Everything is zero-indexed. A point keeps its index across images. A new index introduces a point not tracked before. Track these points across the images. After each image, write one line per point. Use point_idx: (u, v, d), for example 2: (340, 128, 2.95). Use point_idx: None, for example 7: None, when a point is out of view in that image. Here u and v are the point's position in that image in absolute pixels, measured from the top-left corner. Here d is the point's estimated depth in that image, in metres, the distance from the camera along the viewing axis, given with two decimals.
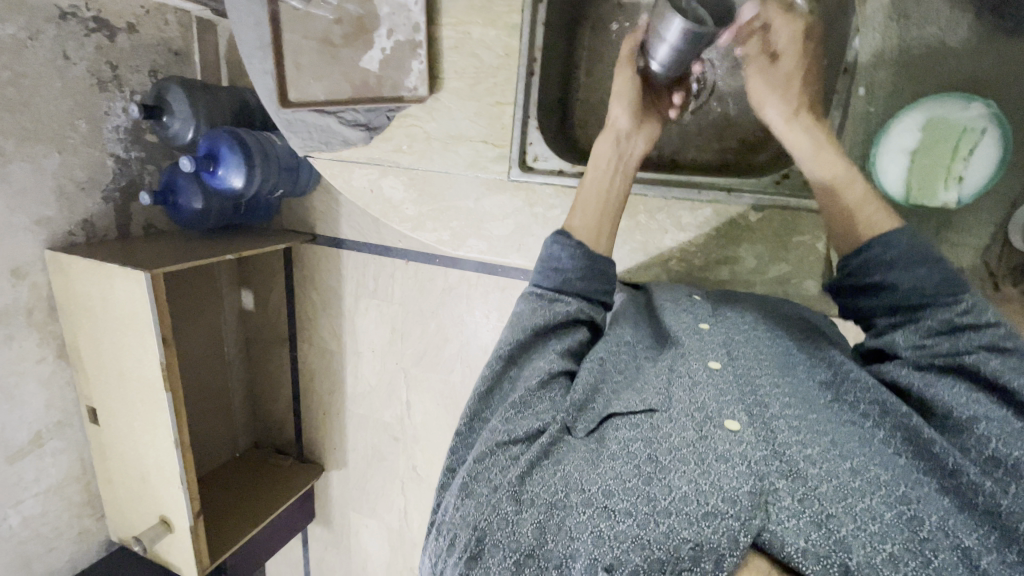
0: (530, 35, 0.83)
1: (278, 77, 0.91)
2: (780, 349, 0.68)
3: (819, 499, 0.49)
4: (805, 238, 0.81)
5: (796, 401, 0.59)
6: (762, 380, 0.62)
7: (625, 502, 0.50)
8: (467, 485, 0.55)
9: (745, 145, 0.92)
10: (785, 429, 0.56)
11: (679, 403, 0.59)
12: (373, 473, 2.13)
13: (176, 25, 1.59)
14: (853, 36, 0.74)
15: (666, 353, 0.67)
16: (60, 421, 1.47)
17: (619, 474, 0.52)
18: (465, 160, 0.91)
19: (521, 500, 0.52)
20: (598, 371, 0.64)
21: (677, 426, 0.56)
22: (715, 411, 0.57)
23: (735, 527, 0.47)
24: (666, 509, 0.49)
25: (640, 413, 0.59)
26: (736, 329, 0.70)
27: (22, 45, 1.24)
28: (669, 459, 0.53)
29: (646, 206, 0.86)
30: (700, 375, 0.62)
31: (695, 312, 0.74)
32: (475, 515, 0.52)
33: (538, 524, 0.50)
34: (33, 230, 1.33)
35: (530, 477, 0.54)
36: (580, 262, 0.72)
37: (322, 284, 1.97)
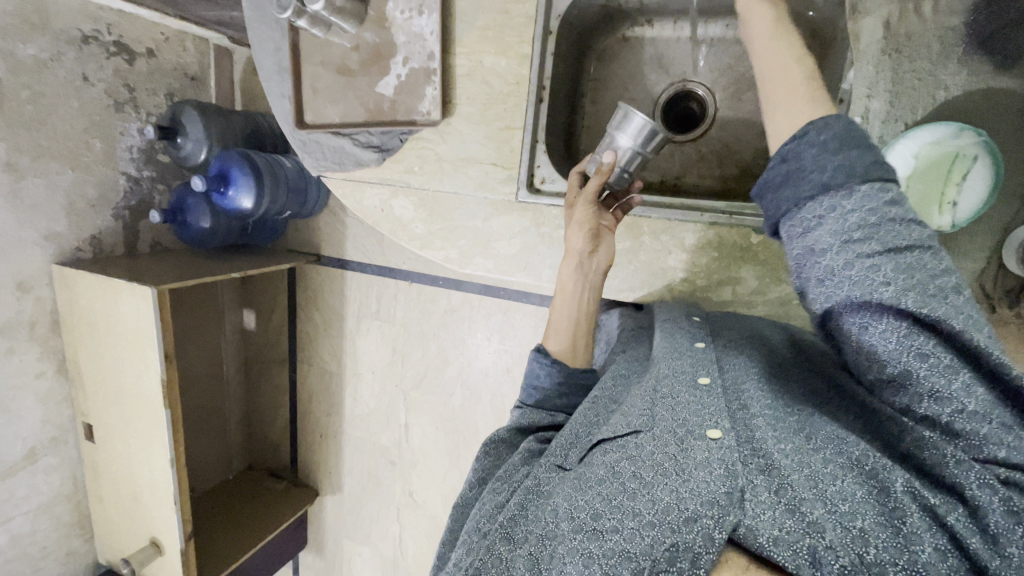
0: (540, 65, 0.86)
1: (294, 101, 0.98)
2: (768, 356, 0.71)
3: (794, 488, 0.50)
4: None
5: (775, 406, 0.61)
6: (749, 390, 0.64)
7: (612, 520, 0.51)
8: (465, 539, 0.58)
9: (745, 171, 0.93)
10: (763, 433, 0.57)
11: (661, 420, 0.61)
12: (369, 498, 2.10)
13: (194, 52, 1.66)
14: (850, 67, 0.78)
15: (651, 373, 0.69)
16: (54, 437, 1.46)
17: (605, 496, 0.54)
18: (473, 181, 0.93)
19: (514, 539, 0.54)
20: (591, 411, 0.68)
21: (657, 442, 0.58)
22: (696, 423, 0.59)
23: (712, 526, 0.48)
24: (648, 522, 0.50)
25: (625, 436, 0.60)
26: (733, 351, 0.73)
27: (44, 66, 1.28)
28: (652, 474, 0.54)
29: (649, 227, 0.87)
30: (684, 392, 0.64)
31: (693, 331, 0.77)
32: (470, 560, 0.53)
33: (530, 556, 0.52)
34: (42, 244, 1.35)
35: (520, 517, 0.56)
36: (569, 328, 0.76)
37: (325, 305, 1.98)
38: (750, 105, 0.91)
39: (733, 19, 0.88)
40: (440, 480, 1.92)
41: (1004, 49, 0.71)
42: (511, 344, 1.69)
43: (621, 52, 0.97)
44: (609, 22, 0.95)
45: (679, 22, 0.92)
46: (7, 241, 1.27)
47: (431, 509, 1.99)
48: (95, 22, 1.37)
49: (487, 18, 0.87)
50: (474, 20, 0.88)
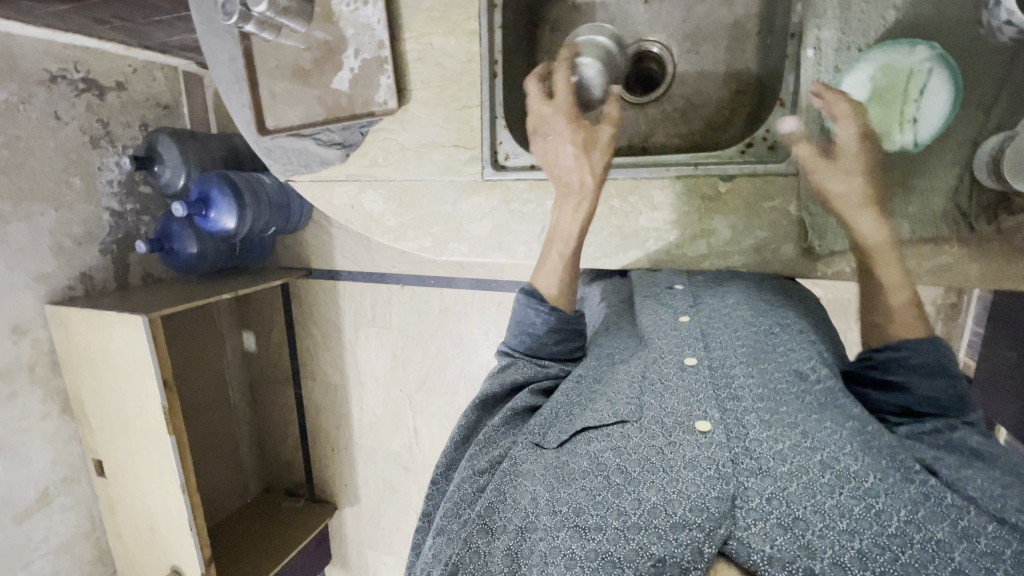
0: (489, 38, 0.84)
1: (254, 107, 0.99)
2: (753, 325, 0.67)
3: (788, 501, 0.48)
4: (776, 203, 0.73)
5: (770, 391, 0.58)
6: (739, 371, 0.61)
7: (595, 517, 0.50)
8: (441, 524, 0.57)
9: (712, 125, 0.91)
10: (754, 429, 0.55)
11: (649, 411, 0.59)
12: (387, 506, 2.10)
13: (164, 80, 1.67)
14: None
15: (641, 358, 0.67)
16: (66, 477, 1.46)
17: (588, 491, 0.52)
18: (439, 165, 0.92)
19: (492, 530, 0.53)
20: (572, 392, 0.67)
21: (645, 436, 0.56)
22: (685, 415, 0.57)
23: (701, 539, 0.47)
24: (633, 525, 0.49)
25: (612, 425, 0.59)
26: (719, 317, 0.69)
27: (16, 109, 1.29)
28: (638, 470, 0.53)
29: (618, 189, 0.80)
30: (671, 378, 0.62)
31: (675, 304, 0.73)
32: (448, 551, 0.53)
33: (509, 550, 0.50)
34: (33, 286, 1.36)
35: (498, 502, 0.55)
36: (551, 322, 0.73)
37: (321, 318, 1.98)
38: (708, 57, 0.89)
39: None
40: None
41: None
42: None
43: (574, 20, 0.95)
44: None
45: None
46: None
47: None
48: (62, 61, 1.38)
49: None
50: (420, 4, 0.86)
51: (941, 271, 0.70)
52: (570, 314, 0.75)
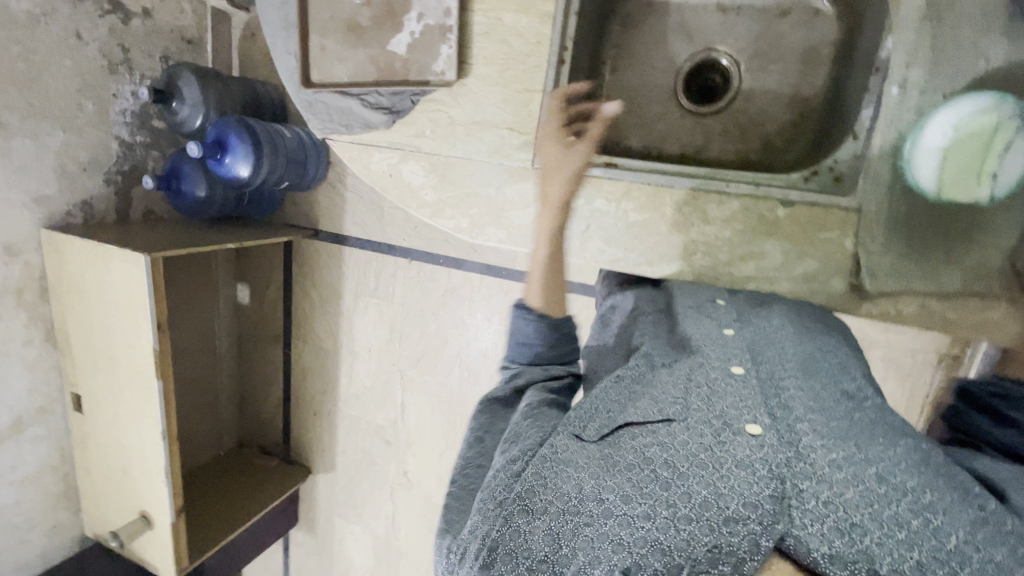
0: (563, 25, 0.81)
1: (301, 58, 0.96)
2: (810, 348, 0.66)
3: (845, 507, 0.47)
4: (834, 235, 0.72)
5: (821, 405, 0.57)
6: (788, 383, 0.60)
7: (643, 506, 0.49)
8: (479, 502, 0.56)
9: (770, 146, 0.89)
10: (807, 437, 0.54)
11: (696, 410, 0.57)
12: (362, 477, 2.09)
13: (192, 14, 1.61)
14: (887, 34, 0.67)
15: (687, 361, 0.64)
16: (42, 408, 1.42)
17: (634, 483, 0.51)
18: (488, 146, 0.89)
19: (532, 510, 0.52)
20: (614, 391, 0.64)
21: (693, 431, 0.55)
22: (735, 416, 0.56)
23: (757, 531, 0.46)
24: (684, 516, 0.48)
25: (657, 422, 0.57)
26: (763, 335, 0.68)
27: (36, 22, 1.23)
28: (686, 465, 0.52)
29: (671, 198, 0.79)
30: (718, 383, 0.60)
31: (719, 317, 0.71)
32: (486, 525, 0.53)
33: (551, 531, 0.50)
34: (31, 208, 1.31)
35: (538, 485, 0.53)
36: (543, 330, 0.76)
37: (322, 281, 1.94)
38: (776, 77, 0.88)
39: None
40: (434, 460, 1.91)
41: None
42: None
43: (644, 18, 0.93)
44: None
45: None
46: None
47: (425, 489, 1.99)
48: None
49: None
50: None
51: (982, 327, 0.71)
52: (558, 317, 0.77)
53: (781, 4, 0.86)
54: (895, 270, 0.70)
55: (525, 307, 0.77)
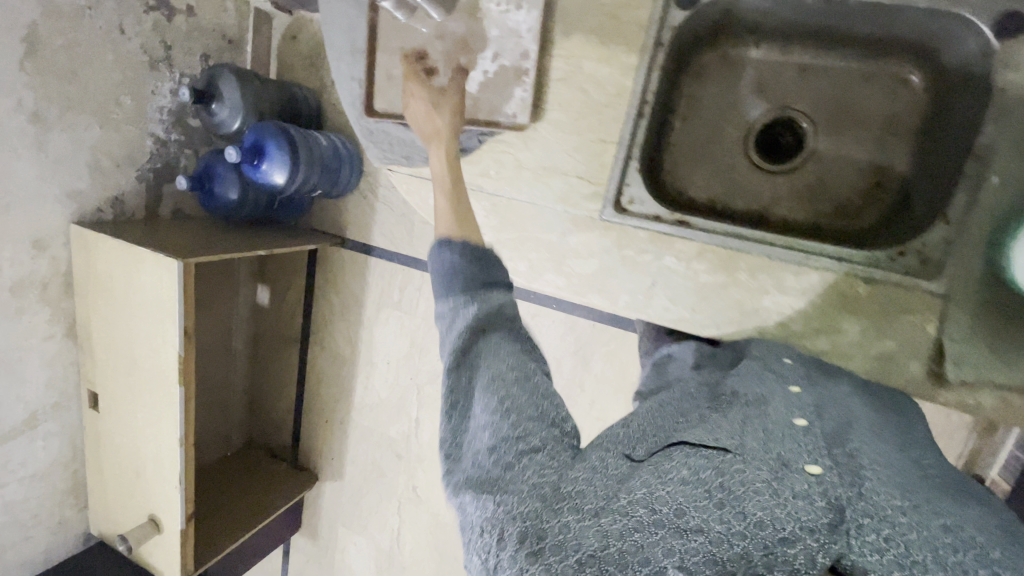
0: (646, 79, 0.78)
1: (365, 85, 0.94)
2: (874, 421, 0.62)
3: (910, 546, 0.44)
4: (916, 317, 0.71)
5: (881, 458, 0.54)
6: (855, 438, 0.56)
7: (696, 518, 0.45)
8: (501, 482, 0.50)
9: (842, 211, 0.87)
10: (869, 479, 0.50)
11: (753, 436, 0.52)
12: (369, 488, 2.07)
13: (234, 14, 1.60)
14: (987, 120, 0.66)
15: (742, 401, 0.60)
16: (57, 403, 1.39)
17: (687, 496, 0.47)
18: (555, 193, 0.87)
19: (582, 510, 0.47)
20: (658, 416, 0.60)
21: (752, 455, 0.50)
22: (795, 454, 0.51)
23: (815, 548, 0.43)
24: (739, 532, 0.44)
25: (713, 448, 0.52)
26: (834, 398, 0.64)
27: (82, 15, 1.21)
28: (741, 486, 0.47)
29: (747, 264, 0.77)
30: (776, 422, 0.56)
31: (787, 375, 0.66)
32: (519, 509, 0.48)
33: (600, 529, 0.46)
34: (62, 202, 1.28)
35: (586, 484, 0.49)
36: (461, 253, 0.67)
37: (344, 289, 1.92)
38: (853, 142, 0.86)
39: (852, 50, 0.83)
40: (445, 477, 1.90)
41: None
42: None
43: (719, 70, 0.90)
44: (713, 37, 0.88)
45: (789, 49, 0.87)
46: (25, 194, 1.21)
47: (433, 506, 1.97)
48: None
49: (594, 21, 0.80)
50: (579, 23, 0.81)
51: None
52: (477, 247, 0.67)
53: (865, 69, 0.84)
54: (982, 363, 0.68)
55: (447, 243, 0.68)
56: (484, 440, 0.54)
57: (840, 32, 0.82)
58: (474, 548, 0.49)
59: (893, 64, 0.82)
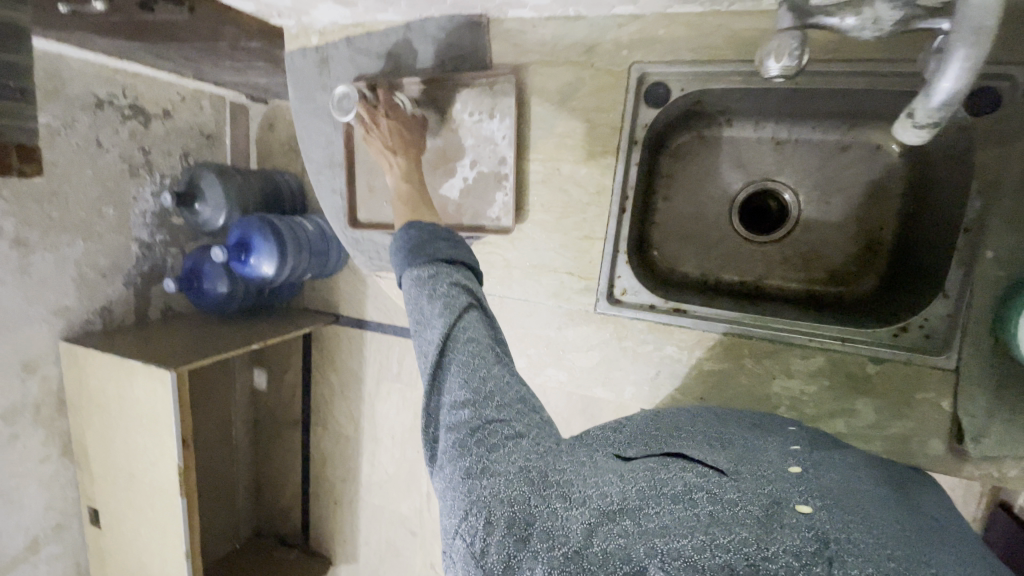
0: (624, 174, 0.79)
1: (347, 198, 0.95)
2: (869, 475, 0.60)
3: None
4: (930, 394, 0.69)
5: (877, 505, 0.51)
6: (844, 487, 0.54)
7: (681, 525, 0.42)
8: (488, 467, 0.49)
9: (835, 279, 0.87)
10: (863, 521, 0.46)
11: (750, 471, 0.52)
12: (386, 569, 2.01)
13: (210, 110, 1.62)
14: (975, 197, 0.65)
15: (745, 444, 0.61)
16: (58, 524, 1.35)
17: (675, 507, 0.44)
18: (546, 289, 0.87)
19: (571, 499, 0.46)
20: (662, 442, 0.60)
21: (750, 484, 0.49)
22: (787, 486, 0.49)
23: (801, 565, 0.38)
24: (723, 543, 0.40)
25: (710, 468, 0.52)
26: (844, 455, 0.63)
27: (56, 135, 1.22)
28: (732, 507, 0.45)
29: (751, 350, 0.76)
30: (775, 462, 0.56)
31: (789, 436, 0.65)
32: (504, 493, 0.47)
33: (586, 524, 0.43)
34: (50, 320, 1.26)
35: (576, 482, 0.48)
36: (422, 233, 0.70)
37: (342, 366, 1.89)
38: (839, 208, 0.86)
39: (825, 122, 0.83)
40: None
41: None
42: None
43: (696, 149, 0.91)
44: (687, 120, 0.89)
45: (762, 123, 0.87)
46: (12, 320, 1.19)
47: None
48: (111, 86, 1.32)
49: (566, 125, 0.80)
50: (551, 127, 0.81)
51: None
52: (442, 228, 0.71)
53: (841, 139, 0.83)
54: (1002, 441, 0.65)
55: (411, 227, 0.72)
56: (463, 419, 0.54)
57: (809, 109, 0.82)
58: (458, 531, 0.47)
59: (867, 132, 0.82)
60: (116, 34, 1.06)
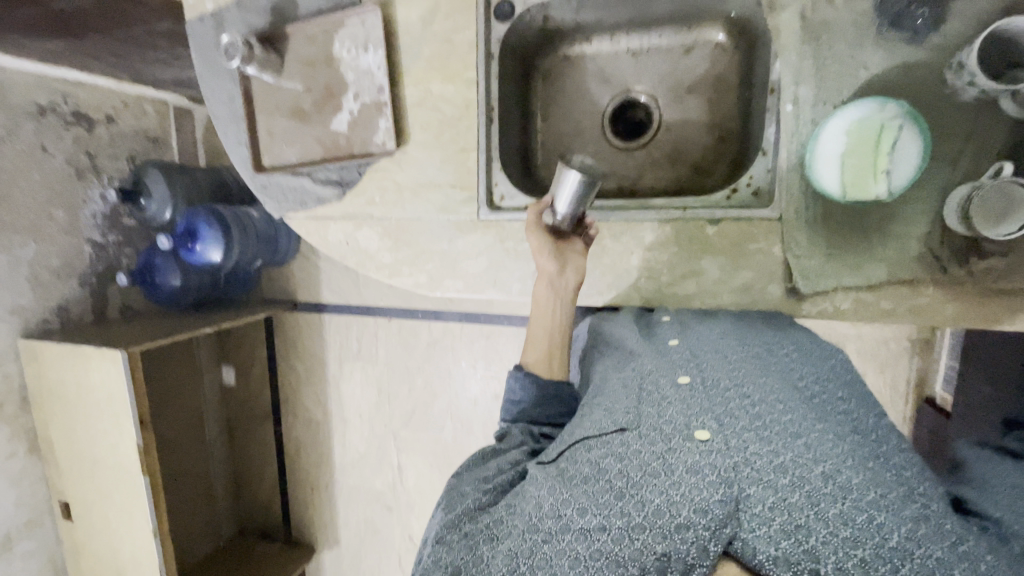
0: (486, 87, 0.88)
1: (251, 147, 1.02)
2: (750, 352, 0.65)
3: (789, 509, 0.43)
4: (761, 244, 0.77)
5: (769, 400, 0.55)
6: (731, 391, 0.57)
7: (596, 518, 0.47)
8: (438, 534, 0.54)
9: (697, 170, 0.95)
10: (754, 440, 0.50)
11: (648, 419, 0.55)
12: (368, 549, 1.97)
13: (154, 115, 1.63)
14: (774, 59, 0.73)
15: (636, 365, 0.66)
16: (30, 520, 1.36)
17: (590, 495, 0.49)
18: (435, 205, 0.94)
19: (496, 537, 0.49)
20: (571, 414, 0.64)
21: (647, 438, 0.53)
22: (684, 423, 0.54)
23: (705, 537, 0.43)
24: (638, 525, 0.45)
25: (611, 433, 0.55)
26: (702, 341, 0.69)
27: (4, 141, 1.24)
28: (639, 475, 0.49)
29: (609, 230, 0.83)
30: (666, 390, 0.59)
31: (665, 332, 0.73)
32: (445, 556, 0.50)
33: (508, 551, 0.47)
34: (6, 319, 1.28)
35: (504, 516, 0.51)
36: (532, 388, 0.72)
37: (305, 352, 1.87)
38: (692, 106, 0.94)
39: (666, 28, 0.92)
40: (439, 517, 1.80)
41: (914, 22, 0.66)
42: (498, 371, 1.62)
43: (564, 70, 1.00)
44: (550, 42, 0.98)
45: (616, 37, 0.96)
46: None
47: None
48: (52, 94, 1.34)
49: (432, 49, 0.89)
50: (420, 52, 0.90)
51: (919, 312, 0.72)
52: (558, 383, 0.73)
53: (684, 42, 0.93)
54: (823, 271, 0.74)
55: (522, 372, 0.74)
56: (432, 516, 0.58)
57: (649, 16, 0.91)
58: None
59: (702, 33, 0.91)
60: (48, 35, 1.09)
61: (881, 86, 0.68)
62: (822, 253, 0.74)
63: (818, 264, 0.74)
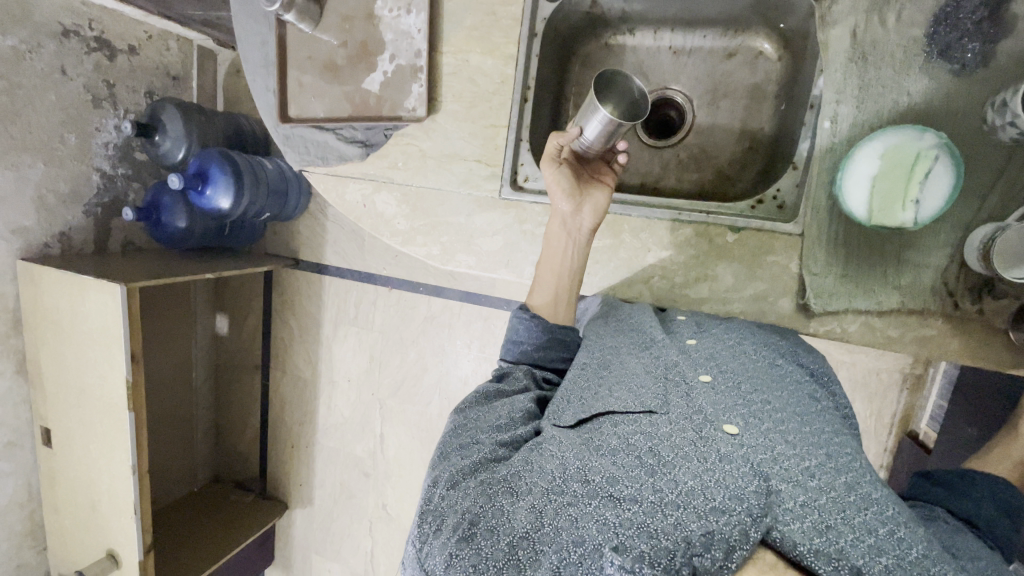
0: (525, 64, 0.88)
1: (278, 95, 1.00)
2: (764, 360, 0.67)
3: (821, 510, 0.45)
4: (779, 257, 0.77)
5: (789, 411, 0.57)
6: (754, 395, 0.59)
7: (628, 488, 0.48)
8: (453, 478, 0.53)
9: (722, 175, 0.95)
10: (781, 442, 0.52)
11: (677, 406, 0.57)
12: (340, 512, 1.96)
13: (178, 52, 1.60)
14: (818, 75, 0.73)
15: (655, 352, 0.67)
16: (9, 442, 1.35)
17: (622, 466, 0.50)
18: (458, 177, 0.93)
19: (517, 492, 0.49)
20: (580, 378, 0.66)
21: (676, 424, 0.55)
22: (713, 415, 0.55)
23: (747, 522, 0.44)
24: (671, 501, 0.46)
25: (639, 413, 0.57)
26: (714, 339, 0.70)
27: (22, 58, 1.22)
28: (671, 456, 0.51)
29: (630, 226, 0.83)
30: (691, 383, 0.61)
31: (681, 330, 0.73)
32: (462, 502, 0.49)
33: (533, 509, 0.47)
34: (7, 238, 1.26)
35: (525, 470, 0.51)
36: (535, 331, 0.76)
37: (302, 311, 1.87)
38: (726, 112, 0.94)
39: (710, 30, 0.92)
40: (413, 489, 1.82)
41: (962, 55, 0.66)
42: (492, 352, 1.63)
43: (603, 58, 0.99)
44: (592, 28, 0.97)
45: (660, 32, 0.95)
46: None
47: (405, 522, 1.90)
48: (77, 17, 1.31)
49: (475, 18, 0.88)
50: (462, 20, 0.89)
51: (925, 342, 0.73)
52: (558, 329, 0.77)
53: (727, 46, 0.92)
54: (837, 291, 0.74)
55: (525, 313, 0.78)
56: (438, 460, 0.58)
57: (695, 15, 0.90)
58: (413, 534, 0.51)
59: (747, 40, 0.91)
60: None
61: (921, 113, 0.68)
62: (837, 272, 0.74)
63: (832, 284, 0.74)
